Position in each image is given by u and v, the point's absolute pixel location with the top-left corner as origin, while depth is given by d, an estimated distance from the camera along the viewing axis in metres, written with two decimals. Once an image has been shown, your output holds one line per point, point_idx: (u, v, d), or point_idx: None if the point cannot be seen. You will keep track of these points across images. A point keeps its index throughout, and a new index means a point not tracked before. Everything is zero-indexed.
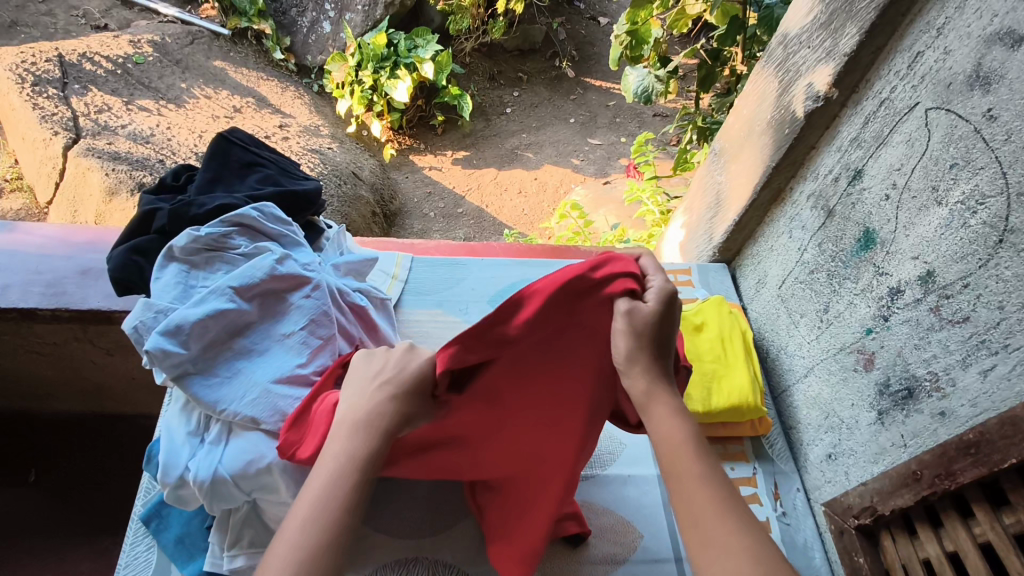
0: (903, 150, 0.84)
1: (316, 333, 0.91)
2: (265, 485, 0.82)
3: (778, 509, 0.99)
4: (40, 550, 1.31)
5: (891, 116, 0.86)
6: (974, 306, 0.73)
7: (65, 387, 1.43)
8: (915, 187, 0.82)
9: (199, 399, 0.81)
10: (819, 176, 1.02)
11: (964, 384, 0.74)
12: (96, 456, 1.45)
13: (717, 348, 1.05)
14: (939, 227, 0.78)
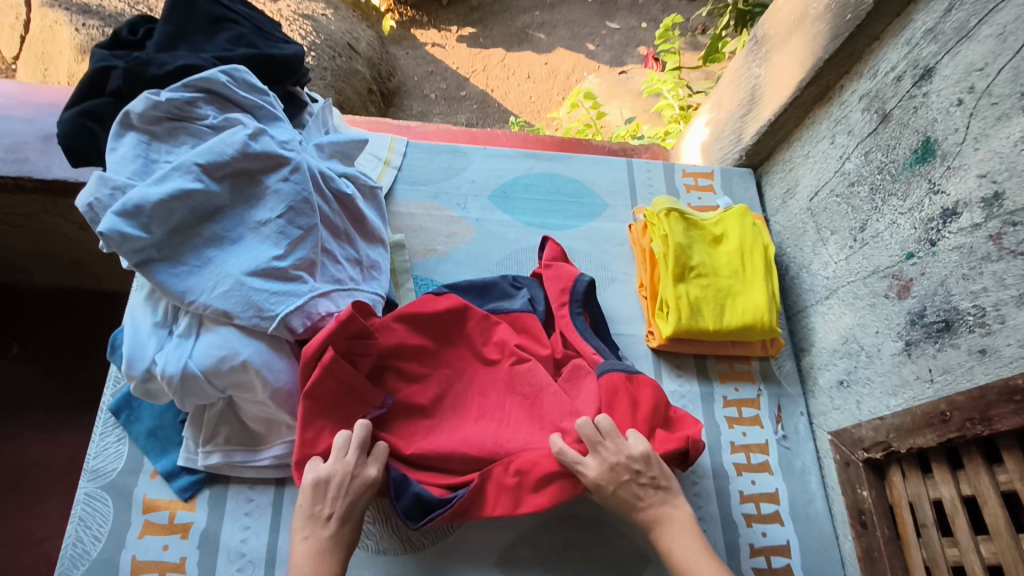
0: (990, 46, 0.71)
1: (295, 223, 0.80)
2: (240, 383, 0.76)
3: (780, 433, 0.96)
4: (27, 424, 1.30)
5: (983, 3, 0.72)
6: None
7: (39, 261, 1.35)
8: (997, 92, 0.70)
9: (165, 288, 0.74)
10: (879, 73, 0.89)
11: (1015, 322, 0.66)
12: (78, 334, 1.39)
13: (736, 261, 0.97)
14: (1020, 141, 0.67)
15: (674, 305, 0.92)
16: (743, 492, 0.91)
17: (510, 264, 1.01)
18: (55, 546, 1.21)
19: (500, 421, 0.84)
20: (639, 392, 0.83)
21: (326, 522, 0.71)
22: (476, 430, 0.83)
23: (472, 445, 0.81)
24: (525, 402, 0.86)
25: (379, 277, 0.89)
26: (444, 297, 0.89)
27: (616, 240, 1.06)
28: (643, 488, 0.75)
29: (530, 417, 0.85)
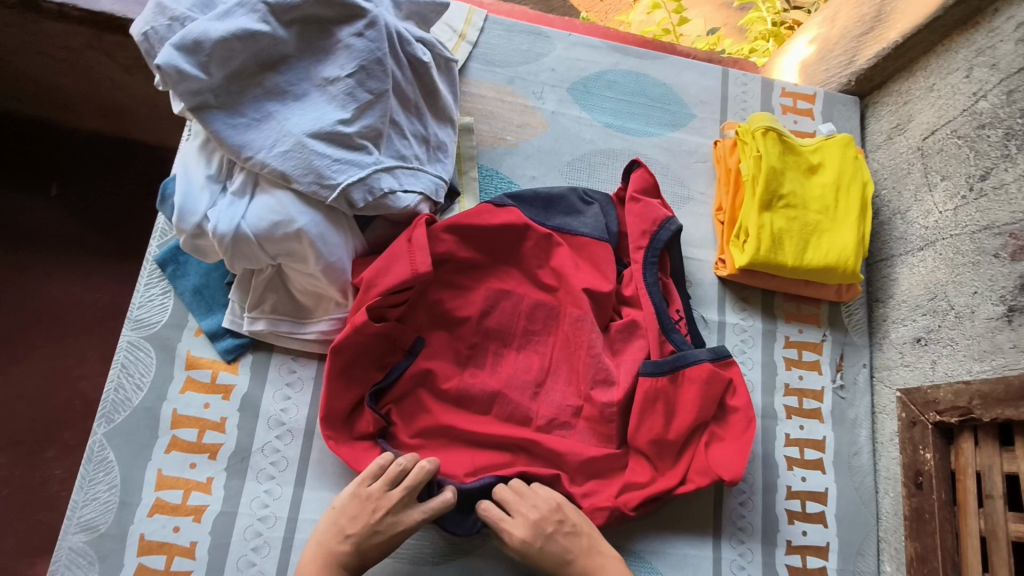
0: None
1: (365, 86, 0.72)
2: (292, 253, 0.72)
3: (837, 381, 0.92)
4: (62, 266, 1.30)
5: None
6: None
7: (83, 101, 1.29)
8: None
9: (221, 139, 0.68)
10: None
11: None
12: (118, 184, 1.37)
13: (829, 196, 0.88)
14: None
15: (755, 235, 0.85)
16: (789, 436, 0.88)
17: (581, 165, 0.94)
18: (90, 385, 1.28)
19: (542, 362, 0.84)
20: (682, 394, 0.80)
21: (347, 543, 0.69)
22: (517, 368, 0.83)
23: (507, 404, 0.81)
24: (568, 348, 0.84)
25: (444, 160, 0.82)
26: (503, 210, 0.84)
27: (698, 156, 0.97)
28: (571, 540, 0.73)
29: (569, 364, 0.84)
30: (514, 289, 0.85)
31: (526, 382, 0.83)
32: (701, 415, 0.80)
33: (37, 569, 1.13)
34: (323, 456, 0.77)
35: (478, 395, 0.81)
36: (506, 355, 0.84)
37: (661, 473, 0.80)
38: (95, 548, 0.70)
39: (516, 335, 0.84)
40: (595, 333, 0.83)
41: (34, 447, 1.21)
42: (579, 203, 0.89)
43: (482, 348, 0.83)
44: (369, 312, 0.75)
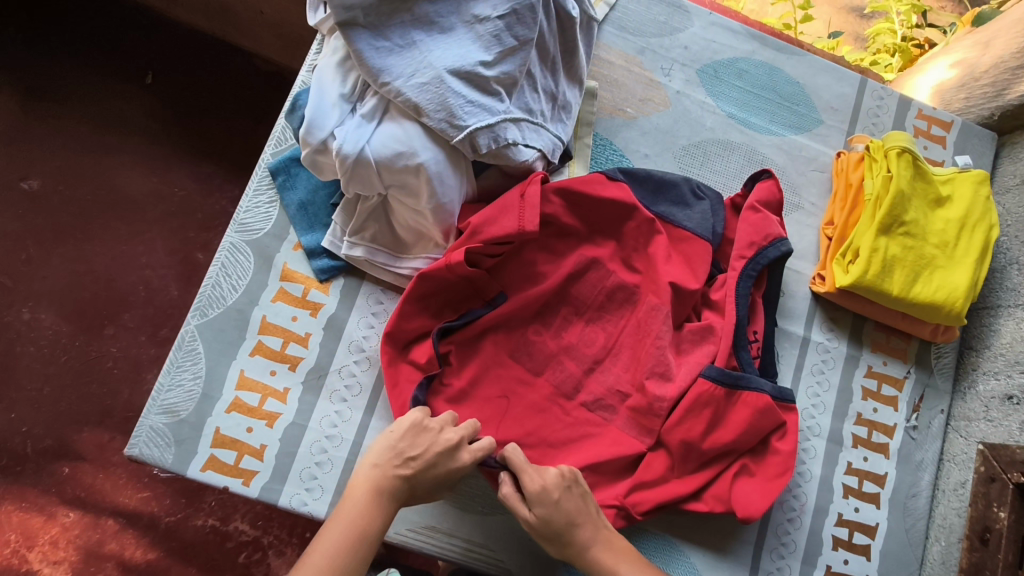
0: None
1: (512, 31, 0.70)
2: (406, 186, 0.72)
3: (911, 421, 0.89)
4: (139, 157, 1.41)
5: None
6: None
7: None
8: None
9: (362, 58, 0.67)
10: None
11: None
12: (205, 85, 1.46)
13: (949, 233, 0.85)
14: None
15: (866, 257, 0.83)
16: (851, 464, 0.86)
17: (696, 152, 0.91)
18: (154, 275, 1.37)
19: (607, 341, 0.83)
20: (733, 411, 0.77)
21: (400, 470, 0.67)
22: (580, 339, 0.83)
23: (560, 371, 0.81)
24: (636, 335, 0.82)
25: (566, 121, 0.80)
26: (613, 185, 0.82)
27: (816, 165, 0.93)
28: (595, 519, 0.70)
29: (633, 350, 0.82)
30: (609, 263, 0.84)
31: (586, 354, 0.82)
32: (742, 441, 0.77)
33: (84, 435, 1.24)
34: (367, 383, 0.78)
35: (536, 352, 0.81)
36: (573, 324, 0.83)
37: (678, 476, 0.78)
38: (173, 432, 0.73)
39: (590, 308, 0.83)
40: (666, 325, 0.81)
41: (95, 323, 1.31)
42: (689, 195, 0.85)
43: (552, 309, 0.83)
44: (466, 255, 0.74)
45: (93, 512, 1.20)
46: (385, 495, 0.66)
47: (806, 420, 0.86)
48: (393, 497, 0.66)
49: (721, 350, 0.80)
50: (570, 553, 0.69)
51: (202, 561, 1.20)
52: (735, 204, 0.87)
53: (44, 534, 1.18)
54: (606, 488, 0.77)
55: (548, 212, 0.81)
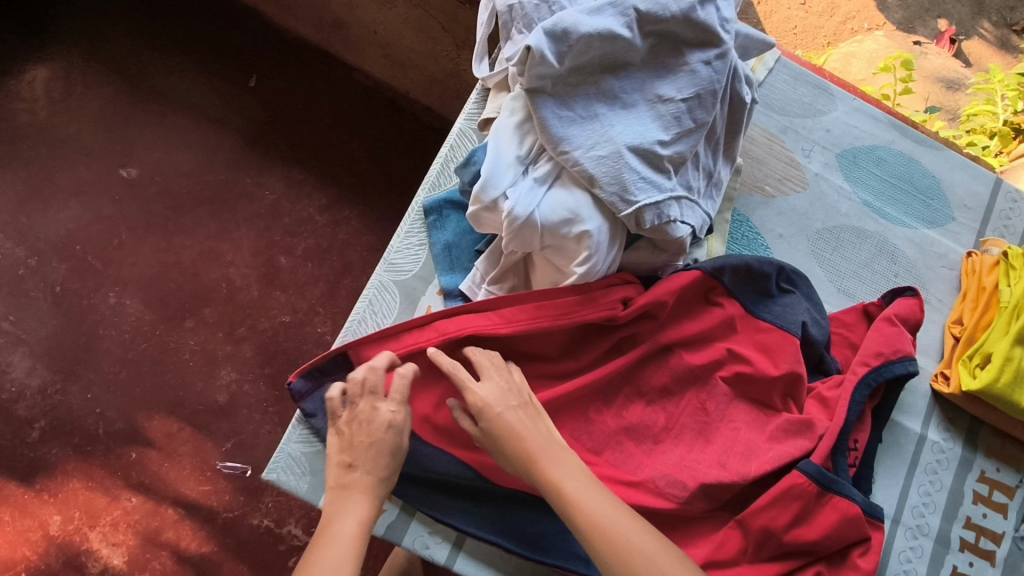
0: None
1: (693, 114, 0.72)
2: (562, 249, 0.74)
3: (1020, 531, 0.87)
4: (235, 156, 1.45)
5: None
6: None
7: (308, 9, 1.46)
8: None
9: (546, 125, 0.70)
10: None
11: None
12: (306, 93, 1.50)
13: None
14: None
15: (998, 365, 0.83)
16: (956, 568, 0.85)
17: (830, 237, 0.92)
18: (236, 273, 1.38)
19: (666, 422, 0.82)
20: (821, 514, 0.77)
21: (351, 471, 0.69)
22: (640, 420, 0.81)
23: (621, 450, 0.80)
24: (701, 416, 0.82)
25: (715, 197, 0.81)
26: (701, 277, 0.81)
27: (946, 262, 0.94)
28: (526, 416, 0.71)
29: (696, 432, 0.82)
30: (708, 338, 0.84)
31: (646, 435, 0.81)
32: (823, 544, 0.77)
33: (154, 423, 1.26)
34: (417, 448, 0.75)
35: (596, 432, 0.80)
36: (634, 404, 0.82)
37: (751, 561, 0.77)
38: (309, 461, 0.75)
39: (652, 390, 0.82)
40: (735, 407, 0.83)
41: (177, 314, 1.33)
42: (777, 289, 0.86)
43: (615, 390, 0.82)
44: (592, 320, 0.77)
45: (155, 500, 1.22)
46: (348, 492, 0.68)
47: (915, 519, 0.86)
48: (363, 493, 0.68)
49: (823, 446, 0.78)
50: (516, 463, 0.69)
51: (252, 561, 1.20)
52: (869, 313, 0.87)
53: (106, 515, 1.20)
54: None
55: (658, 305, 0.80)
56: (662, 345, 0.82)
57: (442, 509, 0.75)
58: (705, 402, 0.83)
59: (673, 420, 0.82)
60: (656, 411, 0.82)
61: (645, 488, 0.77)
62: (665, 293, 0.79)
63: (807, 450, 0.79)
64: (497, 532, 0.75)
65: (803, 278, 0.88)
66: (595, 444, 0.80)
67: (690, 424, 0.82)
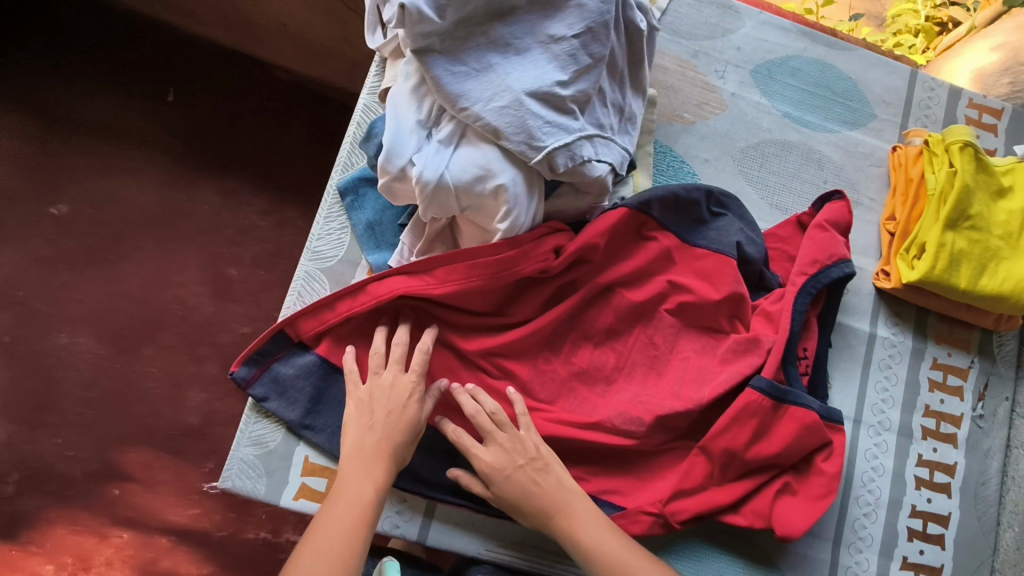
0: None
1: (588, 49, 0.70)
2: (482, 208, 0.72)
3: (977, 410, 0.90)
4: (164, 173, 1.39)
5: None
6: None
7: (213, 14, 1.40)
8: None
9: (440, 85, 0.67)
10: None
11: None
12: (228, 100, 1.45)
13: (1013, 223, 0.85)
14: None
15: (933, 253, 0.84)
16: (921, 456, 0.88)
17: (754, 154, 0.91)
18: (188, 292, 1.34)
19: (617, 361, 0.82)
20: (779, 426, 0.78)
21: (369, 434, 0.69)
22: (591, 364, 0.82)
23: (573, 397, 0.81)
24: (651, 351, 0.83)
25: (631, 132, 0.81)
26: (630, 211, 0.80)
27: (872, 160, 0.94)
28: (540, 470, 0.72)
29: (647, 367, 0.82)
30: (647, 273, 0.84)
31: (597, 378, 0.82)
32: (785, 455, 0.78)
33: (129, 455, 1.21)
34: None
35: (548, 382, 0.80)
36: (583, 348, 0.82)
37: (718, 483, 0.78)
38: (264, 463, 0.74)
39: (598, 333, 0.82)
40: (682, 339, 0.83)
41: (133, 343, 1.28)
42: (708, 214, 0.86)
43: (562, 337, 0.82)
44: (527, 269, 0.75)
45: (145, 531, 1.18)
46: (366, 456, 0.68)
47: (875, 416, 0.88)
48: (380, 458, 0.68)
49: (772, 360, 0.80)
50: (535, 520, 0.71)
51: (253, 573, 1.19)
52: (802, 223, 0.88)
53: (98, 556, 1.14)
54: (648, 491, 0.79)
55: (592, 249, 0.79)
56: (601, 286, 0.82)
57: (410, 480, 0.76)
58: (651, 336, 0.83)
59: (623, 359, 0.82)
60: (605, 352, 0.82)
61: (604, 431, 0.78)
62: (595, 234, 0.78)
63: (757, 367, 0.80)
64: (467, 496, 0.76)
65: (734, 198, 0.88)
66: (549, 393, 0.80)
67: (640, 364, 0.82)
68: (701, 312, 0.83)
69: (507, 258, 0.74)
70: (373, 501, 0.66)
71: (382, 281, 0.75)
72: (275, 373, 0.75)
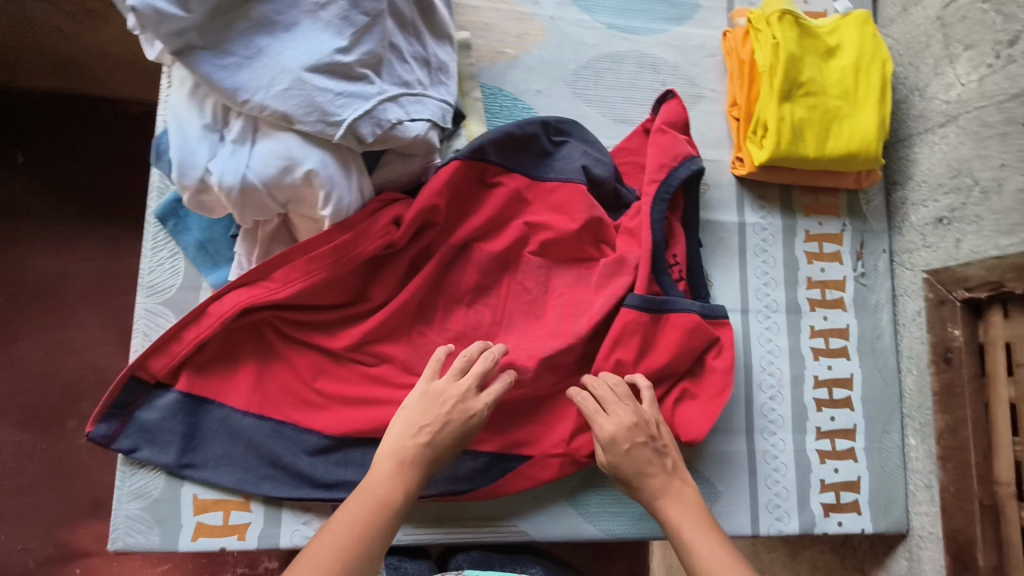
0: (974, 71, 0.81)
1: (359, 7, 0.65)
2: (302, 198, 0.69)
3: (858, 270, 0.92)
4: (40, 245, 1.18)
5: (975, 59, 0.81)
6: (984, 213, 0.78)
7: (30, 56, 1.12)
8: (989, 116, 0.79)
9: (212, 83, 0.63)
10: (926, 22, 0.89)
11: None
12: (88, 143, 1.21)
13: (847, 80, 0.85)
14: (966, 142, 0.82)
15: (775, 129, 0.83)
16: (814, 328, 0.89)
17: (587, 74, 0.89)
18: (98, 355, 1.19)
19: (494, 316, 0.81)
20: (661, 336, 0.78)
21: (418, 438, 0.68)
22: (467, 325, 0.80)
23: (458, 362, 0.79)
24: (526, 297, 0.82)
25: (446, 82, 0.78)
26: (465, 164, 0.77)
27: (706, 50, 0.93)
28: (655, 454, 0.73)
29: (526, 314, 0.82)
30: (502, 221, 0.82)
31: (478, 337, 0.80)
32: (676, 363, 0.79)
33: (80, 532, 1.12)
34: (258, 424, 0.75)
35: (428, 354, 0.79)
36: (456, 311, 0.80)
37: None
38: (152, 512, 0.73)
39: (466, 293, 0.81)
40: (553, 277, 0.83)
41: (51, 420, 1.15)
42: (550, 144, 0.83)
43: (431, 306, 0.80)
44: (370, 249, 0.73)
45: None
46: (411, 463, 0.68)
47: (761, 301, 0.89)
48: (419, 466, 0.68)
49: (642, 275, 0.78)
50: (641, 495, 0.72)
51: None
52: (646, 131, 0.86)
53: None
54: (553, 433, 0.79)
55: (434, 212, 0.76)
56: (457, 245, 0.80)
57: (310, 485, 0.75)
58: (519, 282, 0.82)
59: (498, 312, 0.81)
60: (479, 308, 0.81)
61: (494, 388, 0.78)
62: (430, 195, 0.75)
63: (629, 285, 0.80)
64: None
65: (574, 123, 0.86)
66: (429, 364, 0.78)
67: (518, 312, 0.82)
68: (562, 245, 0.82)
69: (344, 243, 0.71)
70: (398, 506, 0.66)
71: (219, 299, 0.73)
72: (140, 421, 0.73)
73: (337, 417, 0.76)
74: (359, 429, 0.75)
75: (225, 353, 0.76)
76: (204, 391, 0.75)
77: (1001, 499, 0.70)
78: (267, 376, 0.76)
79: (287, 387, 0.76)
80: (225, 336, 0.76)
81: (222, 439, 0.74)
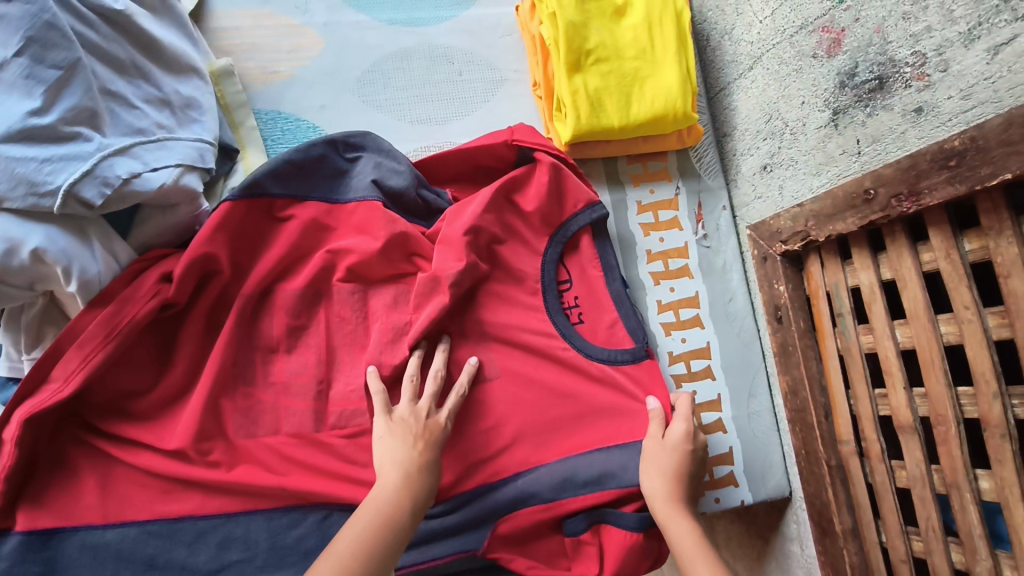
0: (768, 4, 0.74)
1: (45, 62, 0.60)
2: (46, 277, 0.63)
3: (698, 233, 0.87)
4: None
5: None
6: (796, 156, 0.73)
7: None
8: (785, 50, 0.72)
9: None
10: None
11: (880, 123, 0.60)
12: None
13: (642, 37, 0.79)
14: (772, 82, 0.76)
15: (572, 103, 0.77)
16: (661, 302, 0.85)
17: (374, 79, 0.83)
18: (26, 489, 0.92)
19: (319, 357, 0.74)
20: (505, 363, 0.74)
21: (416, 447, 0.64)
22: (293, 374, 0.73)
23: (292, 415, 0.72)
24: (348, 330, 0.75)
25: (202, 119, 0.72)
26: (239, 206, 0.71)
27: (502, 30, 0.88)
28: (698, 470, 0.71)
29: (353, 348, 0.75)
30: (300, 253, 0.76)
31: (307, 385, 0.73)
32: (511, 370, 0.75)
33: None
34: (124, 534, 0.67)
35: (259, 416, 0.71)
36: (275, 360, 0.73)
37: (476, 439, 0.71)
38: None
39: (281, 339, 0.74)
40: (375, 302, 0.76)
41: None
42: (342, 162, 0.77)
43: (247, 363, 0.73)
44: (148, 317, 0.67)
45: None
46: (417, 472, 0.62)
47: None
48: (420, 471, 0.62)
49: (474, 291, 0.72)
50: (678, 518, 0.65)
51: None
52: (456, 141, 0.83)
53: None
54: None
55: (213, 261, 0.71)
56: (254, 290, 0.74)
57: None
58: (336, 317, 0.75)
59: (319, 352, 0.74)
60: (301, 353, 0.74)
61: (327, 435, 0.72)
62: (202, 241, 0.69)
63: (446, 305, 0.73)
64: (260, 563, 0.69)
65: (365, 135, 0.80)
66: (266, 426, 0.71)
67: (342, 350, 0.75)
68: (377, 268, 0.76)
69: (108, 313, 0.66)
70: (405, 523, 0.59)
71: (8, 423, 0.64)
72: None
73: (198, 504, 0.69)
74: (200, 509, 0.69)
75: (57, 468, 0.68)
76: (49, 521, 0.65)
77: (845, 457, 0.67)
78: (113, 480, 0.68)
79: (140, 483, 0.69)
80: (45, 448, 0.68)
81: (89, 564, 0.66)
